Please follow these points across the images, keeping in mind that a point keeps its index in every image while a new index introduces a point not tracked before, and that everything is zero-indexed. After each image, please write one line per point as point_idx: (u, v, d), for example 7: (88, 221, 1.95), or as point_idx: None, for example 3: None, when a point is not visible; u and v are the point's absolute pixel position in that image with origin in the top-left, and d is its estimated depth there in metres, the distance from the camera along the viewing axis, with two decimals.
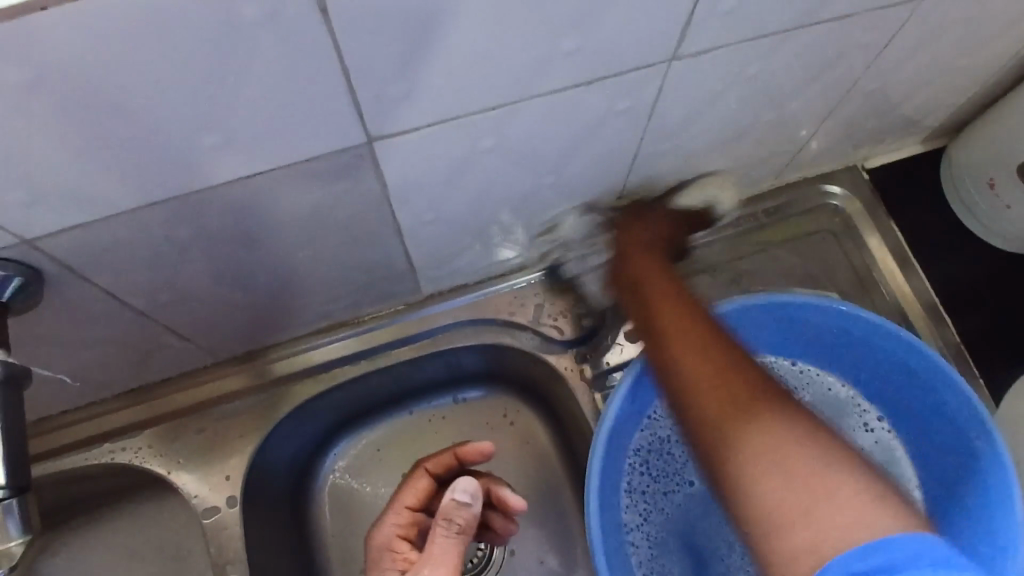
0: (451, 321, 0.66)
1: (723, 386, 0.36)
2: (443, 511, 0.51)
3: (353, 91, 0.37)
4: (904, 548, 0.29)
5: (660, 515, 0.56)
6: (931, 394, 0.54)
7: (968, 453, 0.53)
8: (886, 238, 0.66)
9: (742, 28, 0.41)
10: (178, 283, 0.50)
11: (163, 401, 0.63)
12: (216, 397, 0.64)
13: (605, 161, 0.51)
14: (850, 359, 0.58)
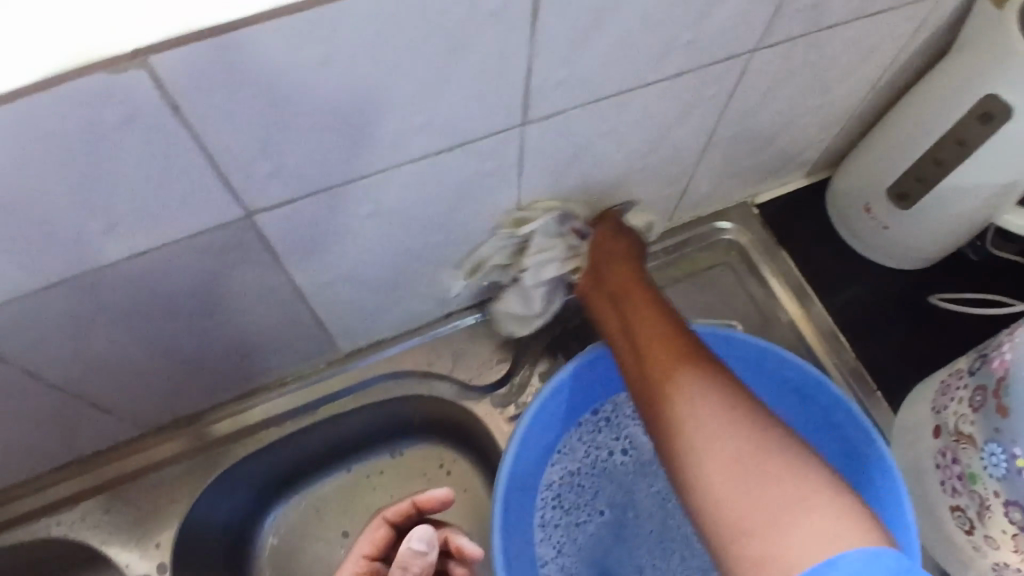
0: (374, 376, 0.67)
1: (690, 400, 0.43)
2: (402, 559, 0.51)
3: (220, 176, 0.39)
4: (850, 562, 0.33)
5: (573, 545, 0.59)
6: None
7: None
8: (780, 267, 0.71)
9: (585, 91, 0.45)
10: (87, 365, 0.51)
11: (99, 471, 0.63)
12: (151, 464, 0.64)
13: (488, 215, 0.55)
14: None
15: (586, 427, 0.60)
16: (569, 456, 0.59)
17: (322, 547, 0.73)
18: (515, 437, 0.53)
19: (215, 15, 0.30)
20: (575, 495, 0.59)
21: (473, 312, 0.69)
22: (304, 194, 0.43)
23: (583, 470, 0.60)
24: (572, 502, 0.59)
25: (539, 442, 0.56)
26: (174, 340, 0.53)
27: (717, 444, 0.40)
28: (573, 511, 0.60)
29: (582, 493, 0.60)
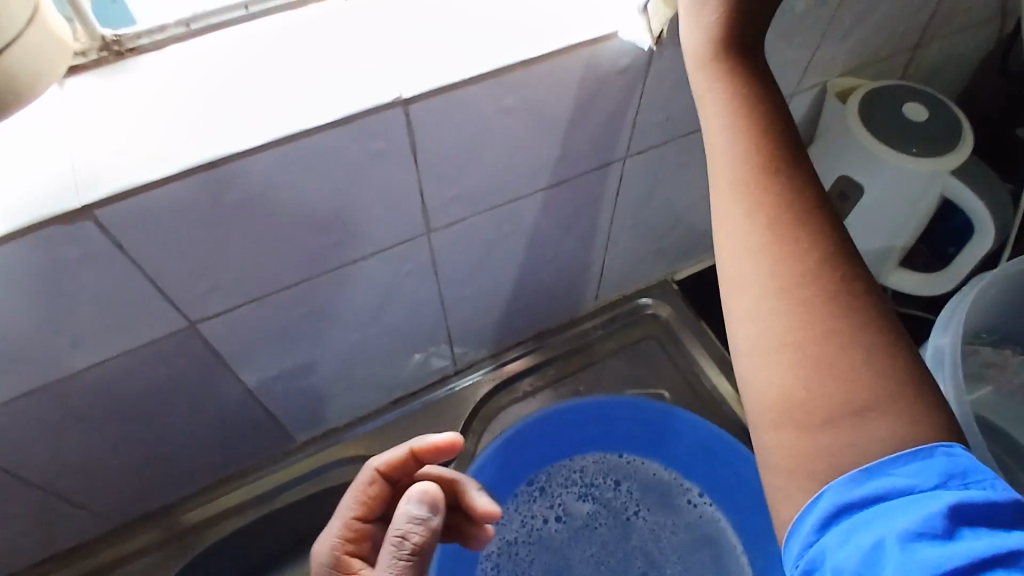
0: (332, 459, 0.73)
1: (745, 252, 0.34)
2: (397, 531, 0.42)
3: (166, 294, 0.46)
4: (901, 472, 0.29)
5: None
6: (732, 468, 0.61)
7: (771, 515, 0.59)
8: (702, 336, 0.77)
9: (480, 202, 0.53)
10: (58, 467, 0.57)
11: (79, 563, 0.68)
12: (127, 555, 0.69)
13: (418, 308, 0.62)
14: (665, 444, 0.65)
15: (521, 496, 0.64)
16: (504, 524, 0.63)
17: None
18: None
19: (150, 174, 0.38)
20: (514, 564, 0.62)
21: (421, 396, 0.75)
22: (242, 306, 0.51)
23: (521, 539, 0.63)
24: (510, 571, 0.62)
25: None
26: (138, 438, 0.59)
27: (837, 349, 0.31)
28: None
29: (520, 561, 0.62)
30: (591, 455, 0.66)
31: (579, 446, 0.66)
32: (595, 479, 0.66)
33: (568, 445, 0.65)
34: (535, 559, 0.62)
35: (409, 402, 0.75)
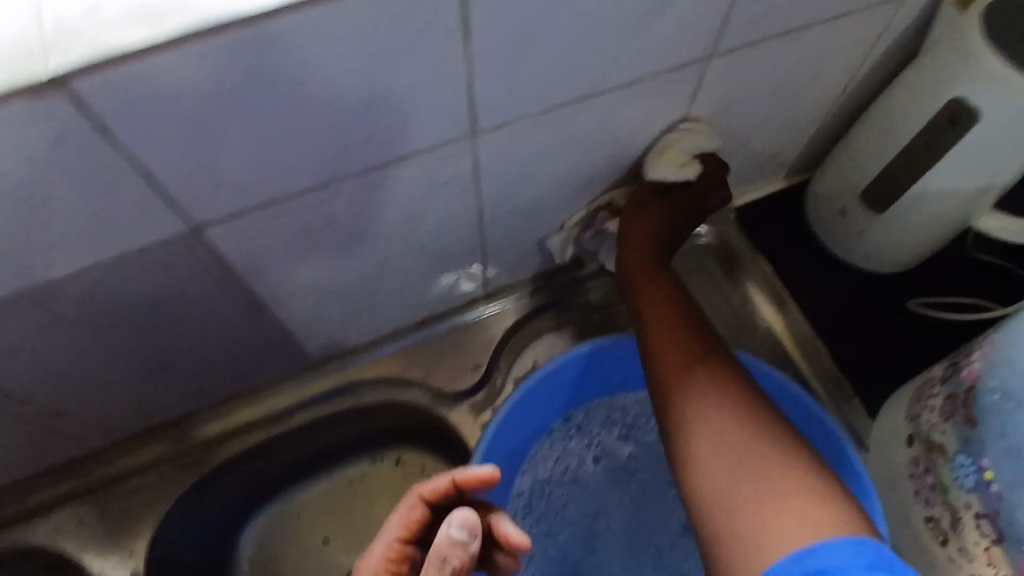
0: (351, 382, 0.68)
1: (704, 423, 0.48)
2: (437, 554, 0.40)
3: (160, 192, 0.39)
4: (833, 549, 0.38)
5: (544, 555, 0.57)
6: None
7: None
8: (758, 276, 0.71)
9: (532, 102, 0.44)
10: (51, 378, 0.52)
11: (89, 471, 0.65)
12: (133, 469, 0.65)
13: (451, 224, 0.55)
14: None
15: (558, 434, 0.59)
16: (540, 460, 0.58)
17: (302, 551, 0.74)
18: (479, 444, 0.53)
19: (130, 39, 0.30)
20: (546, 504, 0.58)
21: (447, 319, 0.69)
22: (250, 211, 0.43)
23: (556, 479, 0.59)
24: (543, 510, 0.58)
25: (505, 449, 0.56)
26: (138, 352, 0.54)
27: (743, 441, 0.46)
28: (545, 520, 0.58)
29: (553, 500, 0.59)
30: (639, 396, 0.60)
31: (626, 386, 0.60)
32: (642, 422, 0.60)
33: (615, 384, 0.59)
34: (568, 502, 0.58)
35: (436, 323, 0.69)
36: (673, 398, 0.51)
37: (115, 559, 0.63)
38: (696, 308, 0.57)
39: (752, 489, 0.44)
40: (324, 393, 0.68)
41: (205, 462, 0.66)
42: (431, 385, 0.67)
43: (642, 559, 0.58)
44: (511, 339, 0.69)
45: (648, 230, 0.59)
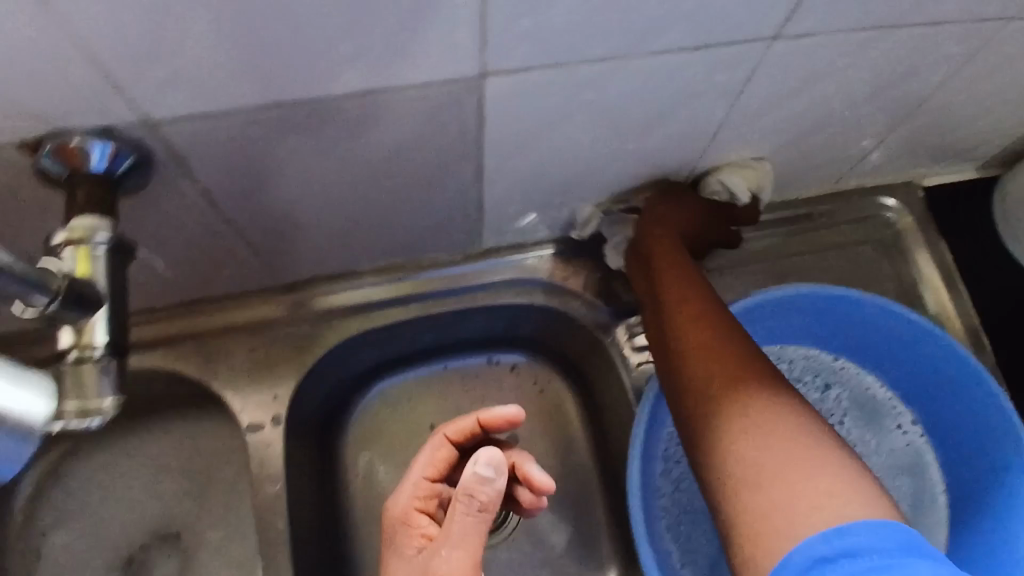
0: (505, 277, 0.65)
1: (736, 420, 0.41)
2: (463, 490, 0.47)
3: (487, 24, 0.37)
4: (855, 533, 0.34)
5: (691, 484, 0.56)
6: (968, 405, 0.55)
7: (996, 465, 0.54)
8: (935, 256, 0.67)
9: (844, 17, 0.43)
10: (255, 203, 0.49)
11: (203, 319, 0.62)
12: (266, 321, 0.63)
13: (686, 136, 0.52)
14: (892, 360, 0.58)
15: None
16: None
17: (405, 438, 0.72)
18: None
19: None
20: None
21: None
22: (543, 69, 0.41)
23: None
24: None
25: None
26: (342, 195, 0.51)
27: (763, 408, 0.41)
28: None
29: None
30: (800, 349, 0.59)
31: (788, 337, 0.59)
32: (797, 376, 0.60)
33: (780, 333, 0.58)
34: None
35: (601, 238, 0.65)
36: (705, 408, 0.43)
37: (252, 404, 0.61)
38: (710, 285, 0.53)
39: (769, 463, 0.38)
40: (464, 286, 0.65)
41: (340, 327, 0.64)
42: (588, 296, 0.65)
43: None
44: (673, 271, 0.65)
45: (672, 227, 0.58)
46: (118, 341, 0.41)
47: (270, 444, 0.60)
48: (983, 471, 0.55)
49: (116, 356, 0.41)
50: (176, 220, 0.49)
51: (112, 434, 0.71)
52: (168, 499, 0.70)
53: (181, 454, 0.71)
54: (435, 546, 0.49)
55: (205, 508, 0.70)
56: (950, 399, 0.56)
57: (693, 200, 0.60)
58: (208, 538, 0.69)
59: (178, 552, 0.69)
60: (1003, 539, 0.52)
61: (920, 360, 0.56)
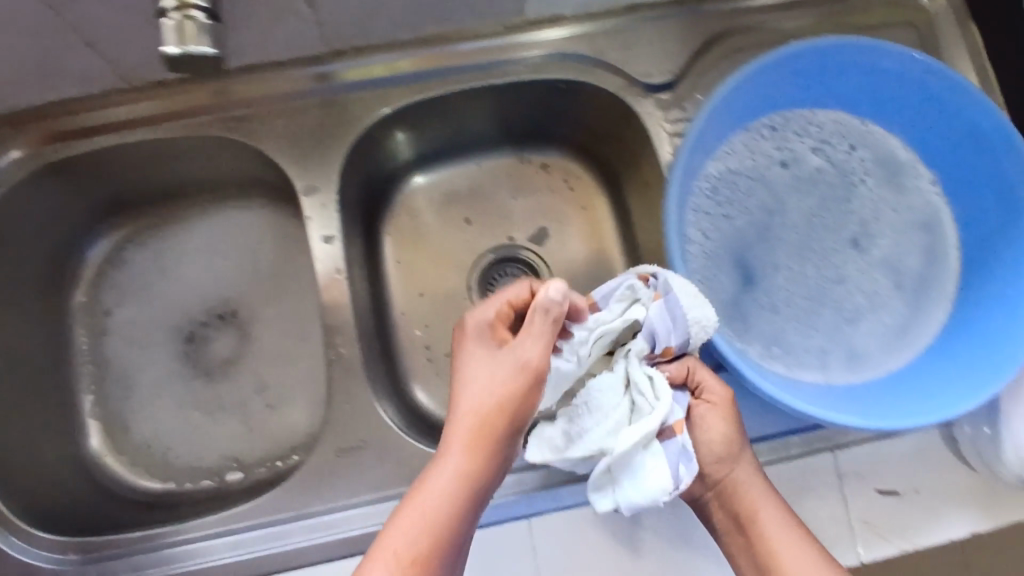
0: (542, 53, 0.66)
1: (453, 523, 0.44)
2: (538, 305, 0.51)
3: None
4: None
5: (718, 233, 0.59)
6: (989, 157, 0.56)
7: (1014, 211, 0.55)
8: (970, 53, 0.69)
9: None
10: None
11: (232, 92, 0.65)
12: (288, 94, 0.64)
13: None
14: (916, 118, 0.59)
15: (754, 133, 0.60)
16: (732, 151, 0.60)
17: (444, 228, 0.78)
18: (708, 104, 0.53)
19: None
20: (731, 192, 0.60)
21: (658, 12, 0.66)
22: None
23: (743, 172, 0.60)
24: (724, 196, 0.60)
25: (714, 127, 0.56)
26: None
27: None
28: (727, 206, 0.60)
29: (736, 188, 0.60)
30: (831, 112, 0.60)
31: (819, 98, 0.60)
32: (821, 140, 0.61)
33: (811, 93, 0.59)
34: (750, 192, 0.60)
35: (642, 15, 0.66)
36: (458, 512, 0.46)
37: (309, 169, 0.63)
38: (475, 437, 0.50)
39: None
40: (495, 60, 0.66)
41: (378, 98, 0.65)
42: (623, 70, 0.66)
43: (806, 258, 0.60)
44: (709, 47, 0.67)
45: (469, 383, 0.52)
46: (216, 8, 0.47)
47: (324, 207, 0.62)
48: (1001, 219, 0.56)
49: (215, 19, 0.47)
50: None
51: (168, 217, 0.75)
52: (226, 278, 0.74)
53: (236, 237, 0.75)
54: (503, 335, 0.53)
55: (260, 286, 0.74)
56: (974, 151, 0.57)
57: (716, 420, 0.55)
58: (264, 313, 0.74)
59: (238, 325, 0.74)
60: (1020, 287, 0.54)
61: (946, 117, 0.57)
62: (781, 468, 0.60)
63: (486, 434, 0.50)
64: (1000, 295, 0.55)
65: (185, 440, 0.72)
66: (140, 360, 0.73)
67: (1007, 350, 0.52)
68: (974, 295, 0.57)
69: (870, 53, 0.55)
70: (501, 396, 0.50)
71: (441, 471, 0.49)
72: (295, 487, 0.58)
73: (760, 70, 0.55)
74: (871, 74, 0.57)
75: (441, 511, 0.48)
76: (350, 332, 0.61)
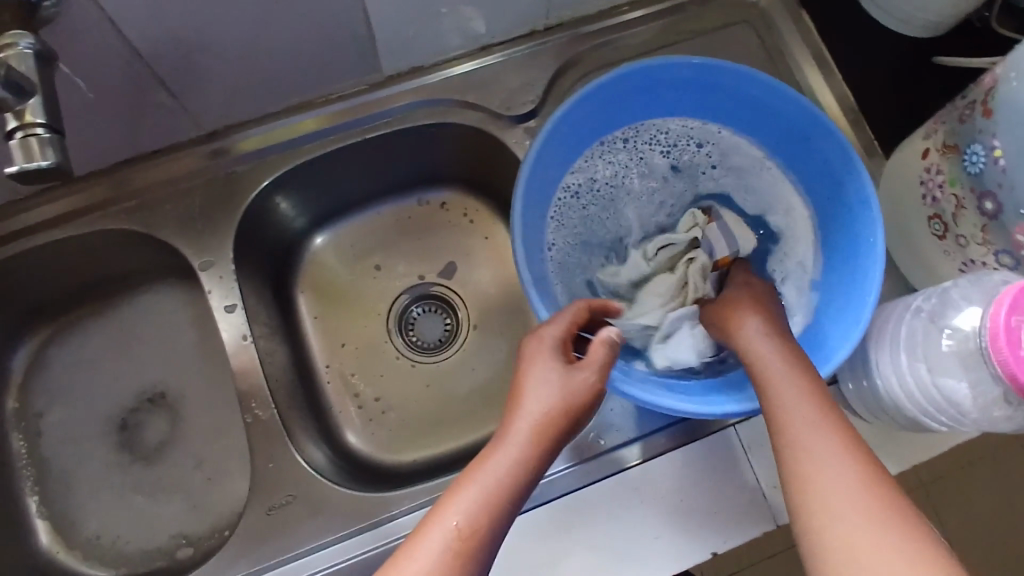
0: (407, 102, 0.70)
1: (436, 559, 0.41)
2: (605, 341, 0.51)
3: None
4: None
5: (576, 232, 0.67)
6: (816, 148, 0.62)
7: (844, 195, 0.60)
8: (804, 40, 0.74)
9: None
10: (164, 32, 0.53)
11: (121, 185, 0.69)
12: (176, 176, 0.69)
13: None
14: (749, 122, 0.65)
15: (609, 145, 0.66)
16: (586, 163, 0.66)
17: (357, 277, 0.81)
18: (541, 138, 0.58)
19: None
20: (589, 195, 0.67)
21: (506, 50, 0.72)
22: None
23: (601, 179, 0.67)
24: (581, 203, 0.66)
25: (559, 153, 0.62)
26: (241, 19, 0.55)
27: None
28: (586, 206, 0.67)
29: (596, 188, 0.67)
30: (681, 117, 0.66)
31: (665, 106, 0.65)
32: (673, 142, 0.68)
33: (652, 112, 0.65)
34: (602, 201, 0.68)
35: (495, 55, 0.72)
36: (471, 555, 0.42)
37: (203, 244, 0.67)
38: (507, 482, 0.44)
39: None
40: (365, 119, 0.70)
41: (259, 171, 0.69)
42: (486, 106, 0.70)
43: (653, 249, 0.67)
44: (562, 73, 0.72)
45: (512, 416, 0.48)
46: (55, 120, 0.46)
47: (222, 278, 0.66)
48: (838, 203, 0.62)
49: (56, 133, 0.46)
50: (89, 59, 0.53)
51: (84, 314, 0.77)
52: (151, 361, 0.77)
53: (156, 321, 0.78)
54: (539, 368, 0.50)
55: (185, 364, 0.77)
56: (803, 145, 0.63)
57: (748, 291, 0.59)
58: (192, 390, 0.77)
59: (168, 407, 0.77)
60: (859, 267, 0.59)
61: (777, 119, 0.63)
62: (693, 452, 0.63)
63: (530, 451, 0.46)
64: (847, 275, 0.60)
65: (134, 526, 0.73)
66: (78, 455, 0.75)
67: (851, 318, 0.57)
68: (829, 277, 0.62)
69: (700, 68, 0.61)
70: (536, 426, 0.47)
71: (479, 483, 0.44)
72: (233, 552, 0.60)
73: (590, 98, 0.60)
74: (706, 87, 0.63)
75: (481, 522, 0.42)
76: (264, 394, 0.63)
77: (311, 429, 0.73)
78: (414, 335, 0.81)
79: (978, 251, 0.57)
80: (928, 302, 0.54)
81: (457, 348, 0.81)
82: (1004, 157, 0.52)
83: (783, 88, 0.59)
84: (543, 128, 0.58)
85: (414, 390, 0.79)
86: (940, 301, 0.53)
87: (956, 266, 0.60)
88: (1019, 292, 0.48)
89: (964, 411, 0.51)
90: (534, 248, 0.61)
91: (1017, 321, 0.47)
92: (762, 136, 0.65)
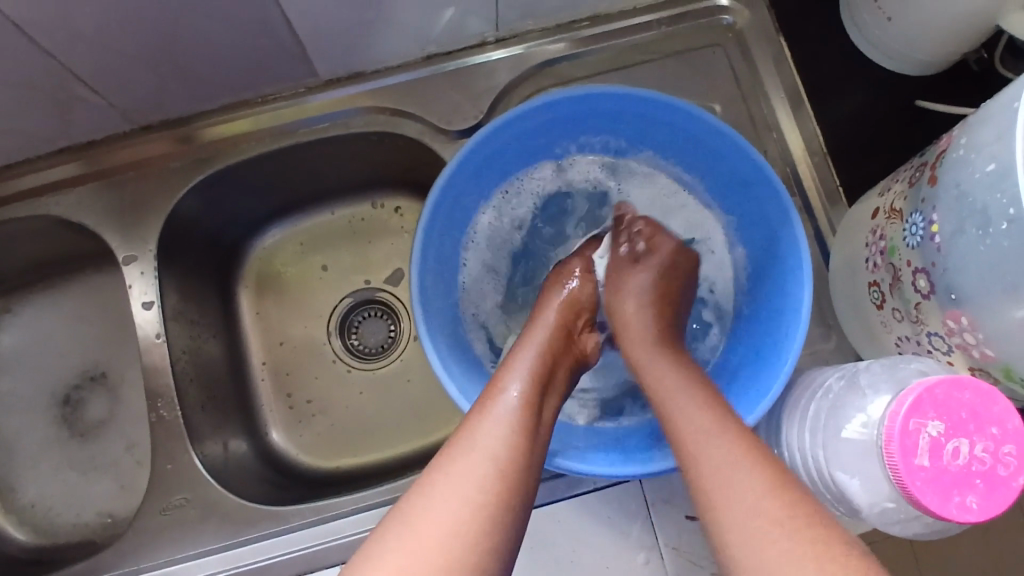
0: (345, 107, 0.68)
1: (494, 431, 0.46)
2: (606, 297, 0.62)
3: None
4: None
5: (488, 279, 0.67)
6: (749, 184, 0.58)
7: (778, 236, 0.58)
8: (781, 70, 0.68)
9: None
10: (66, 37, 0.53)
11: (60, 172, 0.69)
12: (113, 167, 0.69)
13: None
14: (680, 150, 0.62)
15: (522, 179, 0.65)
16: (502, 203, 0.66)
17: (302, 276, 0.80)
18: (442, 178, 0.57)
19: None
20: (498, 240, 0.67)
21: (455, 59, 0.68)
22: None
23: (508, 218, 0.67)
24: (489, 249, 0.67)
25: (465, 190, 0.61)
26: (146, 24, 0.54)
27: (483, 458, 0.45)
28: (495, 251, 0.67)
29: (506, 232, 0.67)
30: (607, 141, 0.64)
31: (593, 136, 0.63)
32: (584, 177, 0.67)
33: (576, 135, 0.63)
34: (516, 234, 0.67)
35: (441, 64, 0.68)
36: (523, 430, 0.47)
37: (130, 238, 0.67)
38: (541, 379, 0.52)
39: (457, 502, 0.43)
40: (299, 121, 0.69)
41: (195, 167, 0.69)
42: (427, 118, 0.67)
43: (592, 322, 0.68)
44: (513, 89, 0.68)
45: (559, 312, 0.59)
46: None
47: (143, 274, 0.67)
48: (771, 241, 0.59)
49: None
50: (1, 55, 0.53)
51: (37, 290, 0.79)
52: (96, 341, 0.79)
53: (102, 303, 0.79)
54: (517, 367, 0.52)
55: (127, 347, 0.79)
56: (736, 179, 0.60)
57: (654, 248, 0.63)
58: (131, 372, 0.78)
59: (108, 387, 0.78)
60: (786, 315, 0.56)
61: (713, 156, 0.60)
62: (598, 501, 0.60)
63: (537, 375, 0.52)
64: (775, 321, 0.58)
65: (65, 501, 0.76)
66: (22, 425, 0.78)
67: (772, 370, 0.55)
68: (764, 315, 0.60)
69: (633, 100, 0.58)
70: (520, 406, 0.49)
71: (492, 430, 0.47)
72: (130, 544, 0.62)
73: (500, 130, 0.58)
74: (628, 115, 0.60)
75: (473, 517, 0.42)
76: (171, 395, 0.66)
77: (235, 428, 0.73)
78: (356, 339, 0.80)
79: (911, 329, 0.52)
80: (840, 381, 0.51)
81: (397, 356, 0.80)
82: (940, 233, 0.47)
83: (708, 119, 0.56)
84: (442, 171, 0.56)
85: (347, 397, 0.78)
86: (850, 382, 0.50)
87: (893, 339, 0.55)
88: (925, 392, 0.43)
89: (855, 506, 0.48)
90: (439, 293, 0.60)
91: (915, 424, 0.43)
92: (695, 163, 0.62)
